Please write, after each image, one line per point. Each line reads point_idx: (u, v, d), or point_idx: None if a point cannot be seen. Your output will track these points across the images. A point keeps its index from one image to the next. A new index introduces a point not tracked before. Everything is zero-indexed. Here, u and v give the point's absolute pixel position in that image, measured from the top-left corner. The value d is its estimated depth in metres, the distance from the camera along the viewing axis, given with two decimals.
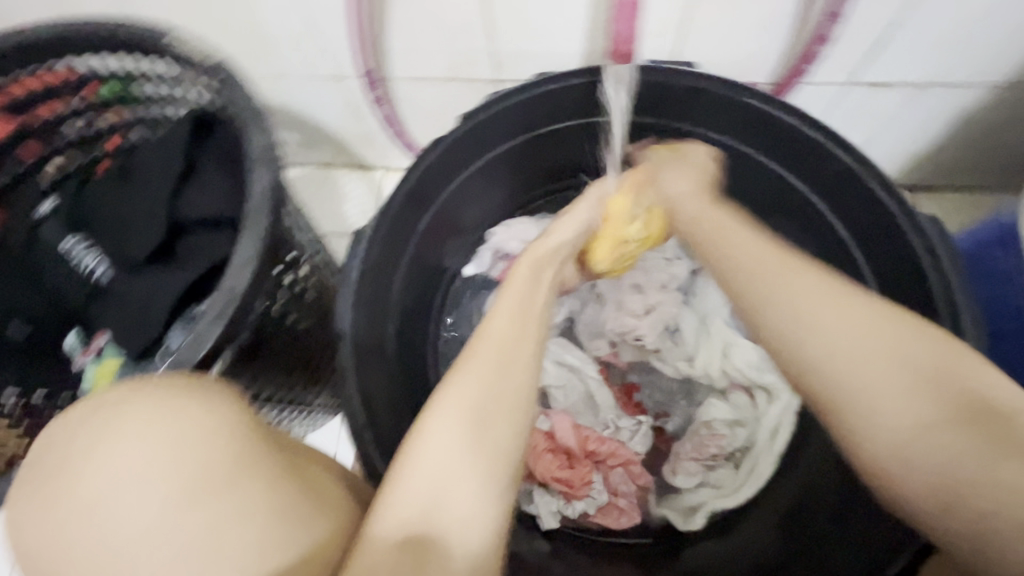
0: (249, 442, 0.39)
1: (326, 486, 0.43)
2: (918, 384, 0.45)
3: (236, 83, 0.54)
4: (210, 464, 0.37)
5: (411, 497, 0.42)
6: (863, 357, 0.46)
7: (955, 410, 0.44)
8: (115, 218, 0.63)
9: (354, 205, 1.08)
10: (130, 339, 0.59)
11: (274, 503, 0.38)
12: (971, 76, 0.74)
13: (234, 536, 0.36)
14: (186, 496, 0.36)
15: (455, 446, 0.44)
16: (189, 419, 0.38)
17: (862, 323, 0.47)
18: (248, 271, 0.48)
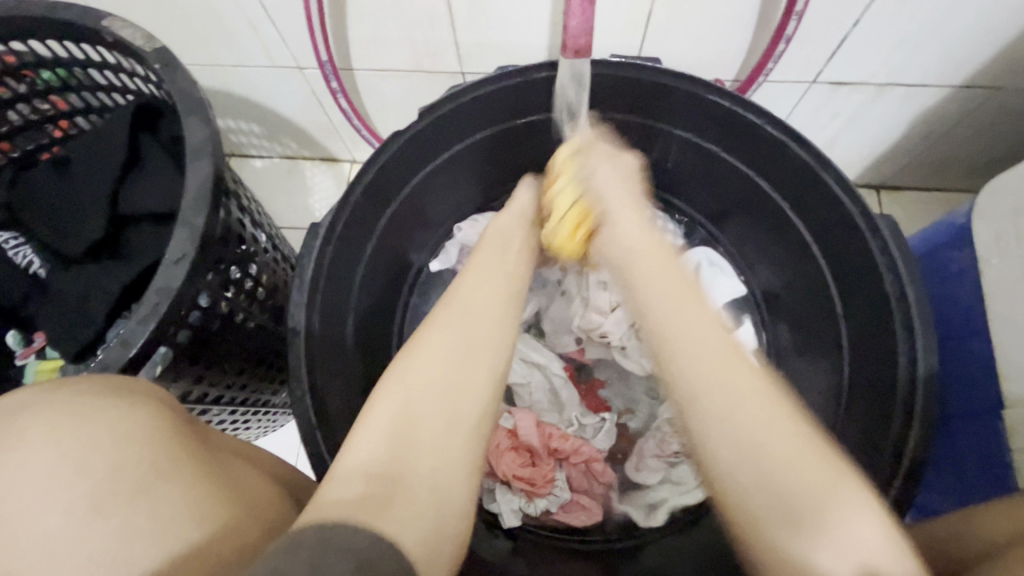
0: (164, 450, 0.39)
1: (260, 495, 0.43)
2: (750, 455, 0.40)
3: (177, 72, 0.51)
4: (118, 469, 0.37)
5: (363, 463, 0.40)
6: (709, 401, 0.43)
7: (788, 484, 0.39)
8: (48, 212, 0.61)
9: (320, 197, 1.05)
10: (66, 339, 0.57)
11: (194, 511, 0.37)
12: (932, 77, 0.74)
13: (146, 544, 0.35)
14: (89, 505, 0.35)
15: (423, 417, 0.43)
16: (92, 429, 0.37)
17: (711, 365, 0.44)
18: (183, 267, 0.46)
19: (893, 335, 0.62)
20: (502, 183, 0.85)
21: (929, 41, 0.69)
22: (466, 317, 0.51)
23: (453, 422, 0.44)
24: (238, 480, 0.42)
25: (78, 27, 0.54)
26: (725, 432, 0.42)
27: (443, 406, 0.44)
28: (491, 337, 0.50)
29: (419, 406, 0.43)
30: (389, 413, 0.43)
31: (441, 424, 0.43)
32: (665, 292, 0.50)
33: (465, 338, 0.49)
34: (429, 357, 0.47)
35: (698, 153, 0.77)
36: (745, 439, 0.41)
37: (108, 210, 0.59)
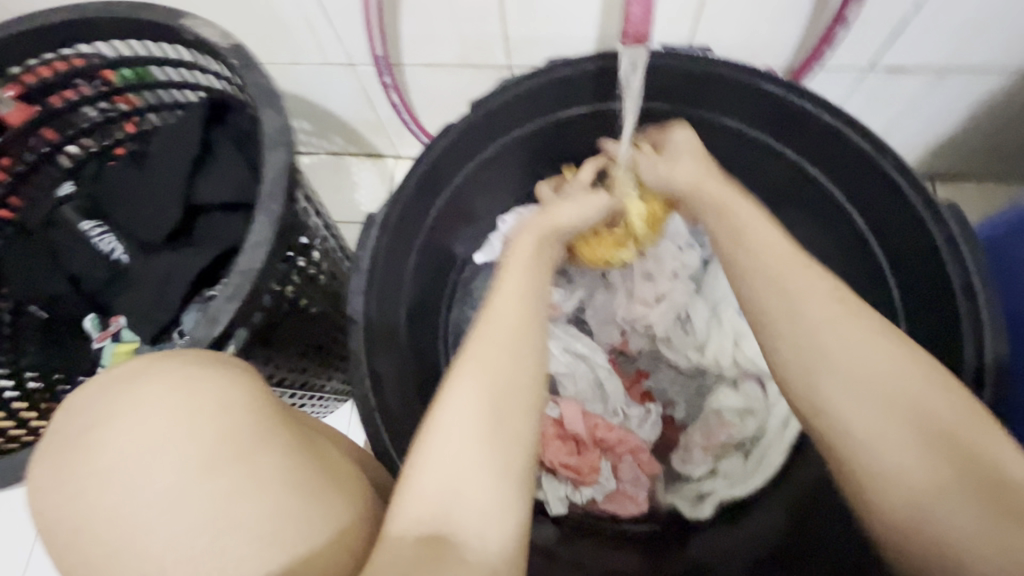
0: (262, 417, 0.41)
1: (338, 468, 0.45)
2: (901, 406, 0.42)
3: (250, 66, 0.54)
4: (222, 436, 0.38)
5: (428, 479, 0.42)
6: (868, 377, 0.44)
7: (936, 433, 0.41)
8: (129, 202, 0.65)
9: (365, 192, 1.08)
10: (146, 321, 0.60)
11: (290, 473, 0.39)
12: (996, 62, 0.72)
13: (252, 507, 0.37)
14: (199, 468, 0.37)
15: (469, 439, 0.44)
16: (202, 394, 0.40)
17: (846, 333, 0.45)
18: (263, 251, 0.48)
19: (958, 328, 0.60)
20: (548, 174, 0.86)
21: (995, 24, 0.67)
22: (497, 333, 0.50)
23: (497, 443, 0.44)
24: (319, 451, 0.44)
25: (157, 25, 0.57)
26: (872, 389, 0.43)
27: (486, 431, 0.44)
28: (533, 345, 0.50)
29: (460, 431, 0.44)
30: (438, 437, 0.44)
31: (485, 449, 0.44)
32: (789, 262, 0.49)
33: (500, 357, 0.48)
34: (473, 373, 0.47)
35: (748, 144, 0.76)
36: (889, 396, 0.43)
37: (183, 200, 0.63)
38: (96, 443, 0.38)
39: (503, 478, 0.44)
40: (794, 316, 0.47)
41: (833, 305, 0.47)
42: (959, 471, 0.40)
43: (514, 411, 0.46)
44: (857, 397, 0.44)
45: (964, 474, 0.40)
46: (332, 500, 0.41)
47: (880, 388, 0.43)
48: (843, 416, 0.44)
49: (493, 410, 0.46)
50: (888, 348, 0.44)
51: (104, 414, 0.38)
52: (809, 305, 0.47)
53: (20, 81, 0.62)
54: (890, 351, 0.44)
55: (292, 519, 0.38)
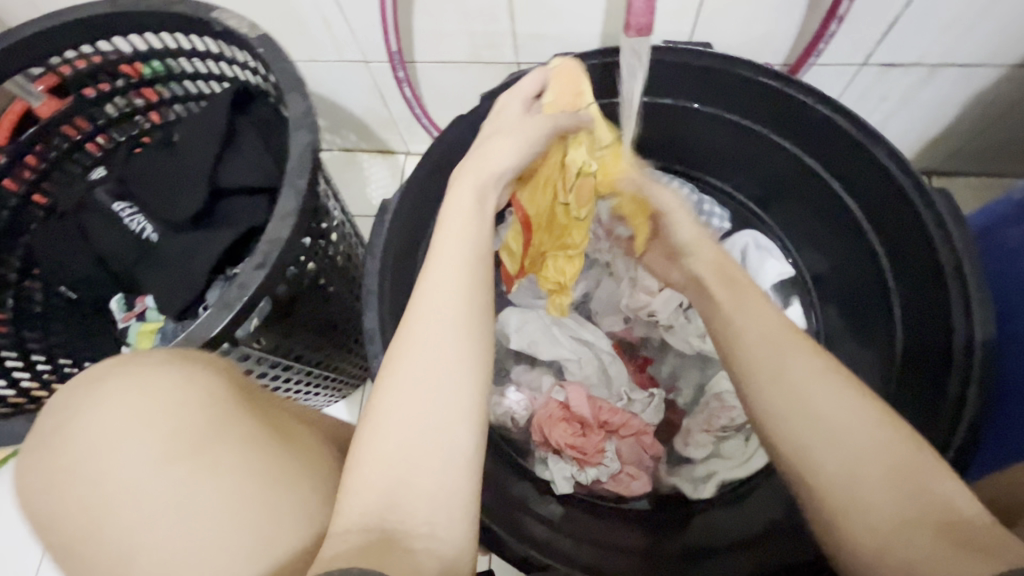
0: (218, 405, 0.44)
1: (313, 454, 0.46)
2: (841, 426, 0.44)
3: (274, 54, 0.57)
4: (177, 432, 0.42)
5: (395, 454, 0.42)
6: (817, 398, 0.46)
7: (854, 451, 0.43)
8: (157, 184, 0.68)
9: (377, 186, 1.12)
10: (171, 298, 0.64)
11: (245, 460, 0.42)
12: (986, 57, 0.75)
13: (207, 497, 0.41)
14: (162, 456, 0.41)
15: (429, 425, 0.43)
16: (153, 395, 0.43)
17: (784, 358, 0.48)
18: (288, 224, 0.51)
19: (949, 311, 0.62)
20: None
21: (984, 19, 0.69)
22: (454, 316, 0.47)
23: (442, 428, 0.43)
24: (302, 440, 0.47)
25: (190, 19, 0.61)
26: (818, 414, 0.45)
27: (431, 419, 0.43)
28: (487, 331, 0.49)
29: (435, 413, 0.43)
30: (405, 419, 0.43)
31: (432, 436, 0.43)
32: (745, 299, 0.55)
33: (460, 338, 0.47)
34: (420, 359, 0.45)
35: (747, 137, 0.79)
36: (811, 420, 0.45)
37: (209, 182, 0.66)
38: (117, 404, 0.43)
39: (452, 464, 0.42)
40: (740, 348, 0.51)
41: (773, 336, 0.51)
42: (873, 486, 0.42)
43: (463, 393, 0.45)
44: (785, 422, 0.46)
45: (908, 474, 0.42)
46: (297, 488, 0.43)
47: (804, 413, 0.46)
48: (777, 441, 0.47)
49: (441, 395, 0.44)
50: (808, 374, 0.47)
51: (89, 411, 0.43)
52: (763, 330, 0.51)
53: (57, 72, 0.67)
54: (815, 376, 0.47)
55: (251, 503, 0.41)
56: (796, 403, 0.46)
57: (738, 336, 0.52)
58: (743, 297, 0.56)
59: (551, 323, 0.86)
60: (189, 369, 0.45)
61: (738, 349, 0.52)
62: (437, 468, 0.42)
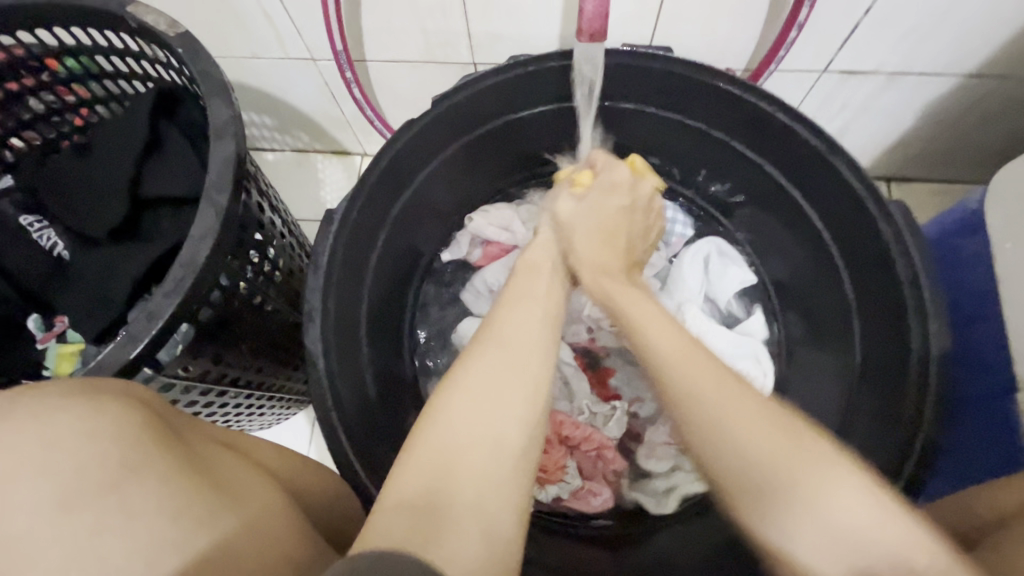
0: (141, 435, 0.35)
1: (251, 487, 0.39)
2: (770, 483, 0.38)
3: (199, 55, 0.52)
4: (87, 466, 0.33)
5: (428, 469, 0.37)
6: (741, 447, 0.39)
7: (777, 496, 0.38)
8: (71, 195, 0.62)
9: (331, 189, 1.07)
10: (89, 320, 0.58)
11: (171, 498, 0.33)
12: (942, 66, 0.74)
13: (123, 543, 0.31)
14: (63, 502, 0.31)
15: (476, 424, 0.39)
16: (58, 421, 0.33)
17: (700, 406, 0.42)
18: (208, 243, 0.47)
19: (907, 323, 0.61)
20: (512, 173, 0.86)
21: (939, 29, 0.69)
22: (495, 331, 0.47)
23: (497, 425, 0.40)
24: (239, 463, 0.41)
25: (101, 13, 0.55)
26: (749, 467, 0.39)
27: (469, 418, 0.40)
28: (533, 343, 0.46)
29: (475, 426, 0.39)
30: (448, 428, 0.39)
31: (480, 432, 0.39)
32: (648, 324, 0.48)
33: (497, 352, 0.45)
34: (483, 361, 0.44)
35: (709, 143, 0.77)
36: (738, 466, 0.40)
37: (130, 192, 0.61)
38: None
39: (501, 456, 0.39)
40: (665, 386, 0.44)
41: (696, 371, 0.43)
42: (815, 520, 0.37)
43: (515, 396, 0.42)
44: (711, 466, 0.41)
45: (841, 545, 0.36)
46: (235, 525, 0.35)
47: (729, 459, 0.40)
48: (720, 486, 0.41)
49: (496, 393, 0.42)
50: (729, 413, 0.41)
51: None
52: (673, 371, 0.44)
53: None
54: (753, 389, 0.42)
55: (182, 553, 0.32)
56: (729, 454, 0.40)
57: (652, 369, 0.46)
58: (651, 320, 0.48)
59: None
60: (94, 387, 0.37)
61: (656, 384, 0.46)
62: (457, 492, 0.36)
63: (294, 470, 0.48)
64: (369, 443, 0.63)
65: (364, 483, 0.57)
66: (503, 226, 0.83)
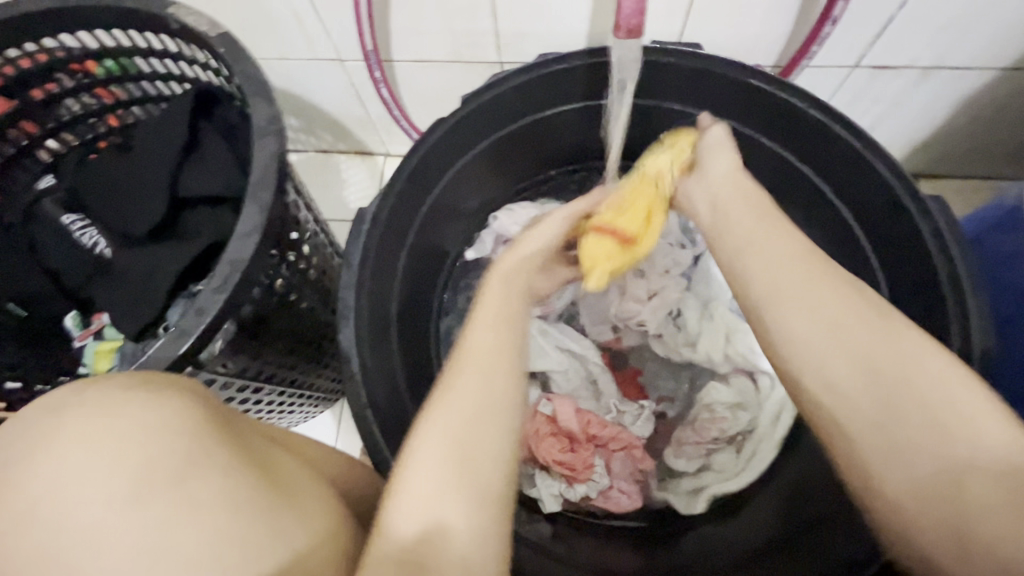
0: (198, 434, 0.35)
1: (302, 485, 0.39)
2: (895, 411, 0.43)
3: (240, 55, 0.53)
4: (153, 460, 0.33)
5: (411, 511, 0.38)
6: (853, 382, 0.45)
7: (926, 432, 0.42)
8: (110, 195, 0.63)
9: (355, 189, 1.07)
10: (129, 318, 0.59)
11: (229, 496, 0.34)
12: (979, 60, 0.73)
13: (182, 539, 0.31)
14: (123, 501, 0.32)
15: (450, 474, 0.40)
16: (120, 420, 0.33)
17: (863, 351, 0.45)
18: (252, 241, 0.47)
19: (948, 322, 0.60)
20: (538, 172, 0.86)
21: (976, 22, 0.68)
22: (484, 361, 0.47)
23: (475, 475, 0.41)
24: (285, 459, 0.41)
25: (143, 15, 0.56)
26: (877, 392, 0.44)
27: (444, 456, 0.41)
28: (504, 384, 0.46)
29: (443, 463, 0.40)
30: (420, 467, 0.40)
31: (453, 481, 0.40)
32: (791, 277, 0.49)
33: (470, 386, 0.45)
34: (449, 407, 0.43)
35: (739, 141, 0.76)
36: (890, 402, 0.43)
37: (168, 192, 0.62)
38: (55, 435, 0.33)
39: (479, 503, 0.40)
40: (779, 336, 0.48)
41: (857, 318, 0.46)
42: (936, 439, 0.41)
43: (486, 445, 0.42)
44: (862, 404, 0.44)
45: (964, 455, 0.40)
46: (291, 522, 0.35)
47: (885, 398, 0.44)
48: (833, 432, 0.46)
49: (464, 439, 0.42)
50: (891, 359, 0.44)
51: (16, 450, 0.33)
52: (833, 318, 0.47)
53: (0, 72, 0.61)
54: (860, 327, 0.46)
55: (237, 550, 0.32)
56: (844, 390, 0.45)
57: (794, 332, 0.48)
58: (791, 277, 0.49)
59: (539, 334, 0.82)
60: (147, 380, 0.38)
61: (794, 339, 0.48)
62: (444, 533, 0.37)
63: (335, 467, 0.49)
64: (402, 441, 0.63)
65: None
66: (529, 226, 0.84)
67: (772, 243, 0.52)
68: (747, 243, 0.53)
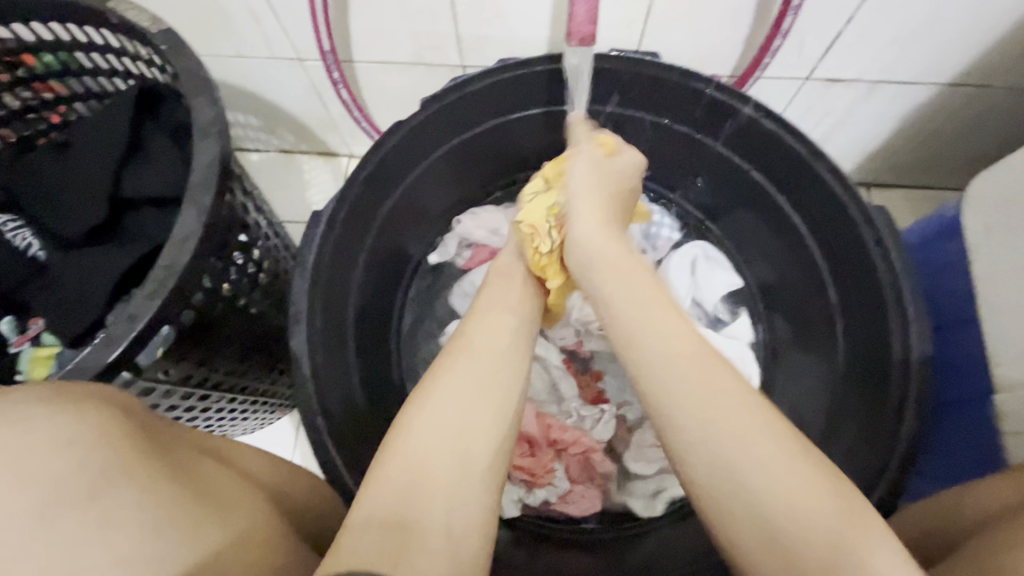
0: (122, 444, 0.34)
1: (236, 497, 0.38)
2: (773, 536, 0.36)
3: (182, 52, 0.51)
4: (65, 476, 0.31)
5: (395, 482, 0.39)
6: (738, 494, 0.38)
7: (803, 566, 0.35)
8: (47, 194, 0.61)
9: (318, 191, 1.05)
10: (64, 323, 0.57)
11: (151, 509, 0.32)
12: (921, 74, 0.76)
13: (97, 556, 0.30)
14: (36, 516, 0.30)
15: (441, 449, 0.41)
16: (35, 432, 0.32)
17: (760, 493, 0.37)
18: (191, 244, 0.46)
19: (889, 328, 0.63)
20: (500, 177, 0.86)
21: (918, 38, 0.70)
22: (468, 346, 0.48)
23: (464, 456, 0.41)
24: (220, 473, 0.40)
25: (82, 8, 0.54)
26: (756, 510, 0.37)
27: (447, 433, 0.42)
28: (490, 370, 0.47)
29: (439, 436, 0.42)
30: (417, 434, 0.42)
31: (448, 455, 0.41)
32: (709, 412, 0.41)
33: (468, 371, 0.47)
34: (445, 391, 0.45)
35: (694, 148, 0.78)
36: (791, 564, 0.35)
37: (109, 193, 0.59)
38: None
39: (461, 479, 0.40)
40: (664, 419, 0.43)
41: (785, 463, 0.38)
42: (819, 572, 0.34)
43: (483, 425, 0.44)
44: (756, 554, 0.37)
45: None
46: (221, 536, 0.34)
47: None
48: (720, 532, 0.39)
49: (460, 422, 0.43)
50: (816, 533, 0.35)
51: None
52: (746, 471, 0.38)
53: None
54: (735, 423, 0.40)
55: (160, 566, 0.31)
56: (728, 498, 0.38)
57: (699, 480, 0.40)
58: (710, 404, 0.41)
59: None
60: (72, 388, 0.36)
61: (709, 489, 0.39)
62: (423, 508, 0.37)
63: (280, 477, 0.47)
64: (355, 449, 0.62)
65: (349, 490, 0.56)
66: (491, 230, 0.83)
67: (680, 361, 0.43)
68: (654, 358, 0.44)
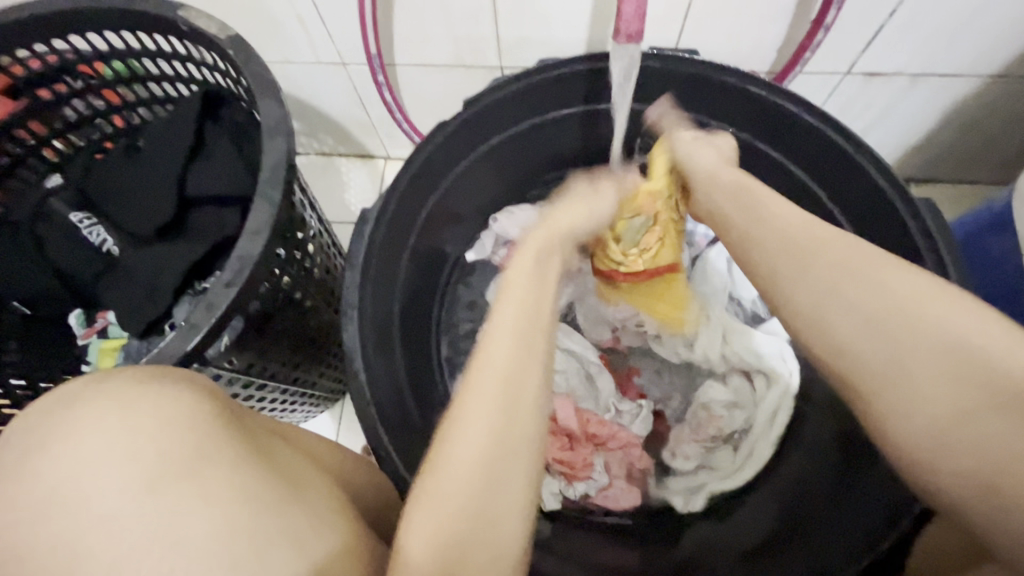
0: (211, 423, 0.36)
1: (310, 477, 0.40)
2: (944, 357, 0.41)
3: (248, 57, 0.54)
4: (168, 448, 0.34)
5: (445, 492, 0.39)
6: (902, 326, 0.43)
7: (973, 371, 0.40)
8: (119, 195, 0.64)
9: (356, 192, 1.08)
10: (135, 316, 0.60)
11: (240, 484, 0.34)
12: (967, 67, 0.75)
13: (195, 524, 0.32)
14: (143, 486, 0.33)
15: (475, 460, 0.39)
16: (137, 409, 0.34)
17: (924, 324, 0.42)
18: (261, 239, 0.49)
19: None
20: (537, 176, 0.87)
21: (965, 30, 0.70)
22: None
23: (514, 455, 0.41)
24: (293, 455, 0.42)
25: (153, 17, 0.57)
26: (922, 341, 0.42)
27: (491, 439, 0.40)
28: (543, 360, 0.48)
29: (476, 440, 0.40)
30: (456, 440, 0.40)
31: (496, 461, 0.40)
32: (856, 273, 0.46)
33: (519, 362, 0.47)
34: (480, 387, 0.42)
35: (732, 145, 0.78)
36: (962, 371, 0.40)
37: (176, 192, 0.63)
38: (75, 423, 0.34)
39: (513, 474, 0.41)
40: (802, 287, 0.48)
41: (929, 318, 0.42)
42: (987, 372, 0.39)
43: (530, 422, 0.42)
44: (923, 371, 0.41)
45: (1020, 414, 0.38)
46: (301, 511, 0.36)
47: (941, 402, 0.41)
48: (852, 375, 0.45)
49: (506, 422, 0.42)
50: (948, 376, 0.41)
51: (39, 440, 0.34)
52: (908, 313, 0.43)
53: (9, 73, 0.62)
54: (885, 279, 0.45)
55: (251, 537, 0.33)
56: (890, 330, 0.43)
57: (845, 345, 0.45)
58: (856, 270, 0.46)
59: None
60: (162, 372, 0.38)
61: (868, 325, 0.44)
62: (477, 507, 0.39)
63: (342, 462, 0.49)
64: (406, 438, 0.63)
65: (401, 476, 0.58)
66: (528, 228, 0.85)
67: (816, 245, 0.49)
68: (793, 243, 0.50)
